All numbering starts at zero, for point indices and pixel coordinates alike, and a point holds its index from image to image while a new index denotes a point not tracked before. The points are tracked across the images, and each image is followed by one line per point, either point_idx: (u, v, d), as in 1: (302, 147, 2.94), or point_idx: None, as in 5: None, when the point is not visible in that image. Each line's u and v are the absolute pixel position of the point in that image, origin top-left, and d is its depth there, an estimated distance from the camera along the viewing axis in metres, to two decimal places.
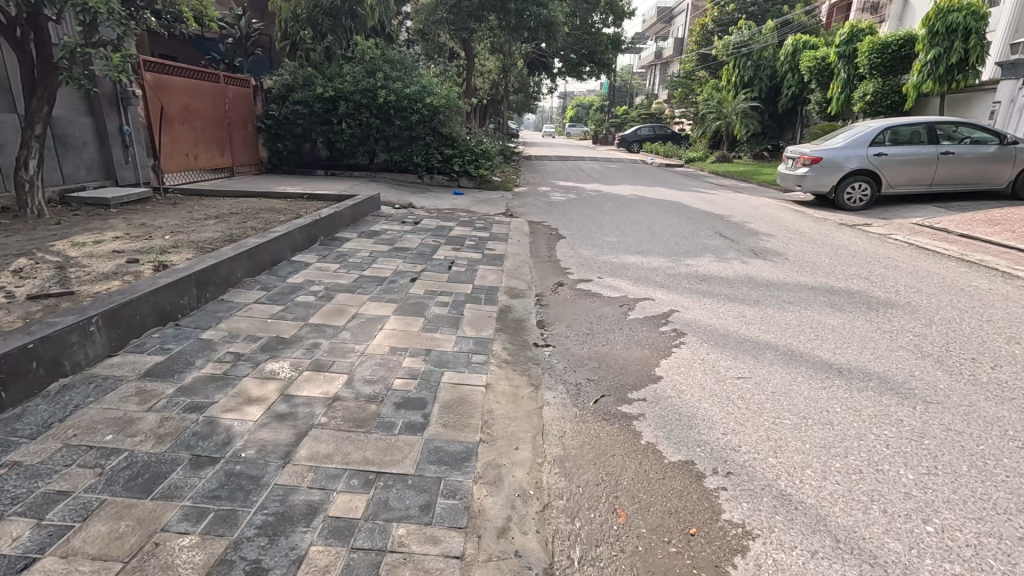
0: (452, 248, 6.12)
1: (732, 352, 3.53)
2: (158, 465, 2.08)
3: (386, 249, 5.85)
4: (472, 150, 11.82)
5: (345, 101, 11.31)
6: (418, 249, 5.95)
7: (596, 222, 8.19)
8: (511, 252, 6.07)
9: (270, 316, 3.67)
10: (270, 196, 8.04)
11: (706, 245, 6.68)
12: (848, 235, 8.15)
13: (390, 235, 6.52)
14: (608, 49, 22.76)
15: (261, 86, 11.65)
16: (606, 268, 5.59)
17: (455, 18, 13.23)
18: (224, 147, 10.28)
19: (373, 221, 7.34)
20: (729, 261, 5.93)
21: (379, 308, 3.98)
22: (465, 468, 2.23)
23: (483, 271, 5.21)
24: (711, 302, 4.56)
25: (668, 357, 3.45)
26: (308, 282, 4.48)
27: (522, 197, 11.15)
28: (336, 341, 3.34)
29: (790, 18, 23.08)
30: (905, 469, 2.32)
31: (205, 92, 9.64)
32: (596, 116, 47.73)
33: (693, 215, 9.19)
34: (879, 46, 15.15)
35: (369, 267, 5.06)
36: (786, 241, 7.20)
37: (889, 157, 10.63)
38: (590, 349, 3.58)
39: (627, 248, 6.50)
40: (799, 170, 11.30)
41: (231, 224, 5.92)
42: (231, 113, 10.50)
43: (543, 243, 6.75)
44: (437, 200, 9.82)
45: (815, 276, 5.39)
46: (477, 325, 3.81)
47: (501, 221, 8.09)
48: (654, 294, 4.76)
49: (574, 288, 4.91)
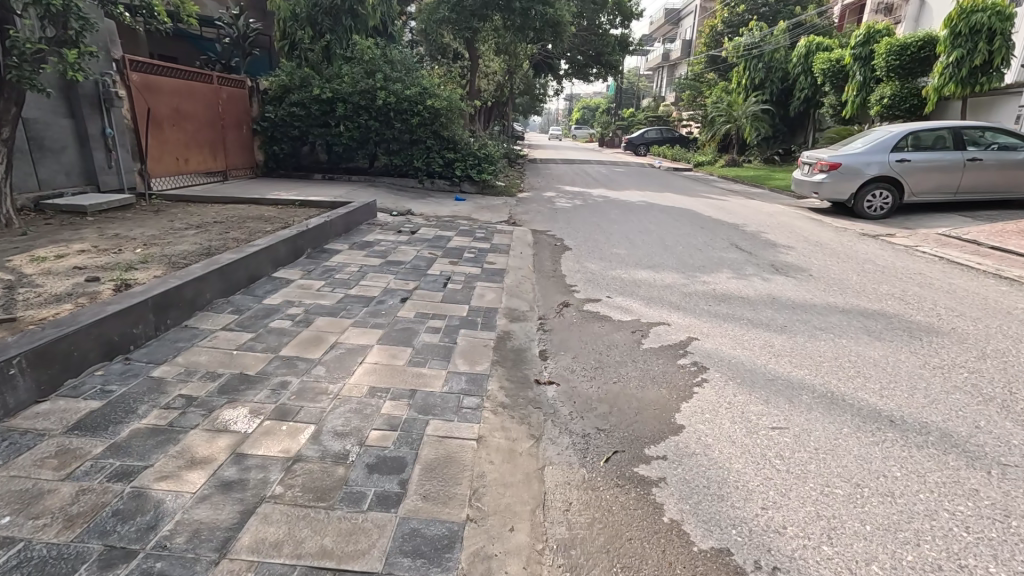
0: (449, 262, 5.69)
1: (763, 394, 3.07)
2: (57, 563, 1.66)
3: (378, 263, 5.44)
4: (475, 154, 11.39)
5: (343, 102, 10.91)
6: (412, 263, 5.53)
7: (604, 232, 7.74)
8: (513, 267, 5.63)
9: (237, 347, 3.25)
10: (260, 202, 7.66)
11: (722, 259, 6.21)
12: (872, 246, 7.67)
13: (383, 246, 6.10)
14: (615, 50, 22.36)
15: (259, 87, 11.28)
16: (615, 285, 5.14)
17: (458, 17, 12.81)
18: (217, 151, 9.92)
19: (368, 230, 6.93)
20: (749, 277, 5.47)
21: (362, 336, 3.55)
22: (445, 562, 1.79)
23: (481, 289, 4.78)
24: (732, 327, 4.11)
25: (689, 399, 3.00)
26: (286, 303, 4.06)
27: (527, 203, 10.72)
28: (308, 380, 2.92)
29: (803, 19, 22.55)
30: (995, 567, 1.85)
31: (197, 93, 9.26)
32: (603, 119, 47.27)
33: (705, 223, 8.72)
34: (898, 47, 14.66)
35: (357, 285, 4.64)
36: (808, 254, 6.72)
37: (912, 163, 10.13)
38: (598, 387, 3.14)
39: (637, 261, 6.05)
40: (816, 176, 10.80)
41: (213, 235, 5.53)
42: (224, 115, 10.12)
43: (548, 255, 6.31)
44: (437, 207, 9.40)
45: (846, 296, 4.92)
46: (471, 357, 3.37)
47: (503, 230, 7.67)
48: (669, 316, 4.31)
49: (580, 310, 4.46)
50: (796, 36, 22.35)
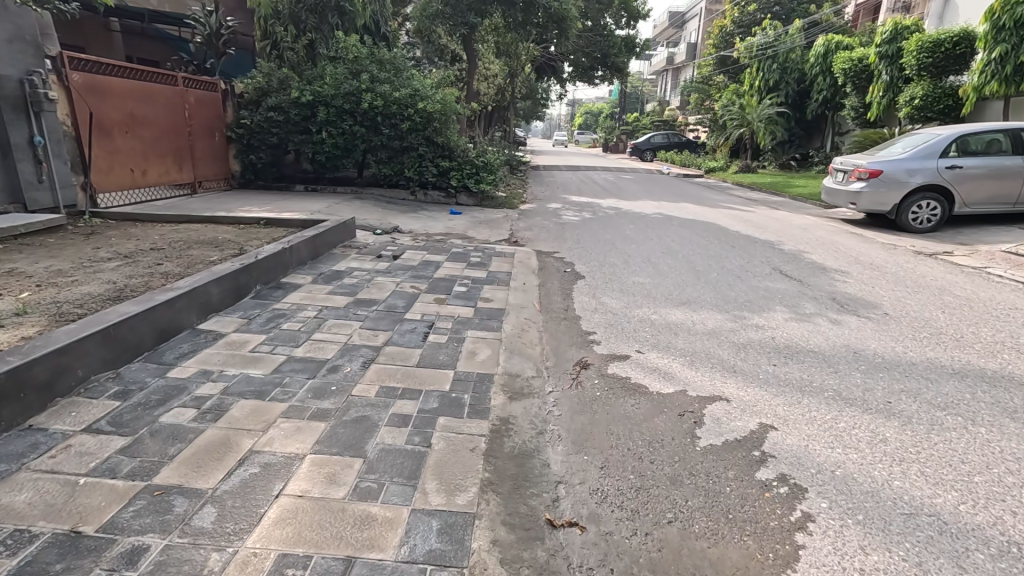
0: (434, 299, 4.57)
1: (908, 551, 1.93)
2: None
3: (344, 302, 4.33)
4: (473, 162, 10.32)
5: (325, 106, 9.85)
6: (388, 302, 4.41)
7: (621, 253, 6.65)
8: (514, 306, 4.52)
9: (92, 466, 2.13)
10: (220, 221, 6.60)
11: (770, 291, 5.10)
12: (935, 267, 6.55)
13: (355, 278, 5.00)
14: (621, 52, 21.26)
15: (234, 90, 10.22)
16: (644, 334, 4.04)
17: (453, 12, 11.74)
18: (183, 161, 8.86)
19: (341, 255, 5.83)
20: (811, 319, 4.34)
21: (294, 438, 2.43)
22: None
23: (472, 344, 3.66)
24: (815, 406, 2.98)
25: (796, 566, 1.87)
26: (201, 375, 2.93)
27: (530, 216, 9.67)
28: (177, 543, 1.79)
29: (818, 18, 21.50)
30: None
31: (159, 96, 8.25)
32: (607, 124, 46.40)
33: (735, 241, 7.61)
34: (930, 44, 13.66)
35: (308, 340, 3.52)
36: (868, 282, 5.60)
37: (963, 170, 9.03)
38: (647, 538, 2.00)
39: (666, 295, 4.94)
40: (852, 185, 9.68)
41: (139, 268, 4.44)
42: (192, 120, 9.06)
43: (557, 288, 5.21)
44: (428, 223, 8.34)
45: (948, 348, 3.78)
46: (450, 479, 2.23)
47: (504, 251, 6.59)
48: (726, 387, 3.18)
49: (604, 375, 3.34)
50: (811, 36, 21.25)
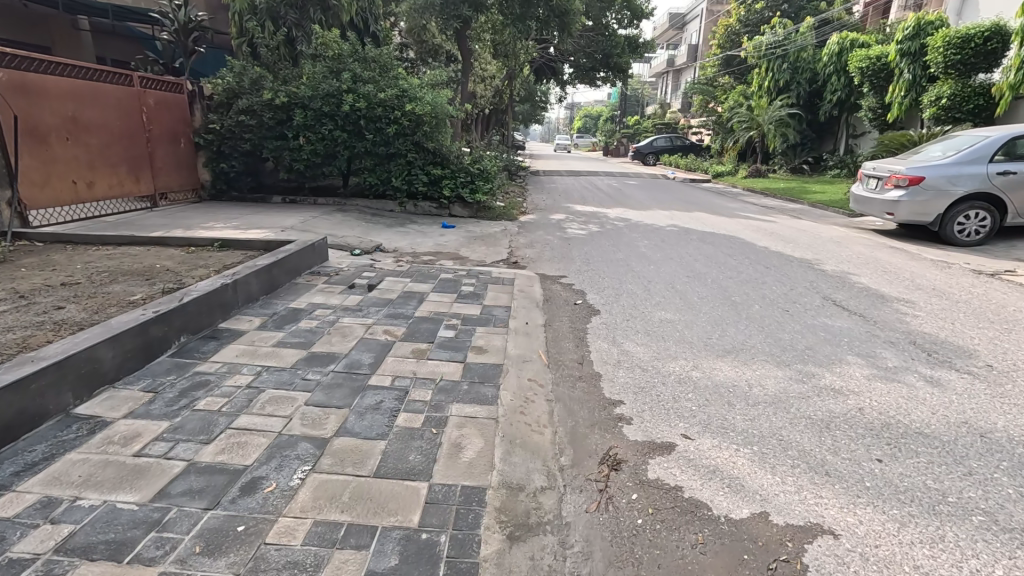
0: (412, 350, 3.57)
1: None
2: None
3: (291, 359, 3.32)
4: (468, 170, 9.30)
5: (302, 109, 8.86)
6: (351, 357, 3.40)
7: (640, 279, 5.64)
8: (516, 359, 3.53)
9: None
10: (168, 242, 5.61)
11: (834, 334, 4.10)
12: (1008, 292, 5.57)
13: (316, 321, 4.00)
14: (624, 51, 20.30)
15: (203, 92, 9.22)
16: (687, 405, 3.04)
17: (446, 4, 10.77)
18: (141, 171, 7.93)
19: (304, 287, 4.82)
20: (902, 379, 3.34)
21: None
22: None
23: (457, 429, 2.66)
24: (973, 551, 1.96)
25: None
26: (39, 508, 1.93)
27: (532, 230, 8.68)
28: None
29: (830, 15, 20.62)
30: None
31: (110, 98, 7.32)
32: (608, 128, 45.45)
33: (768, 261, 6.61)
34: (958, 40, 12.77)
35: (226, 430, 2.50)
36: (945, 316, 4.62)
37: (1015, 176, 8.14)
38: None
39: (705, 341, 3.95)
40: (888, 193, 8.67)
41: (30, 314, 3.45)
42: (151, 125, 8.11)
43: (568, 328, 4.22)
44: (417, 241, 7.35)
45: None
46: None
47: (502, 277, 5.59)
48: (825, 510, 2.17)
49: (645, 484, 2.34)
50: (824, 34, 20.32)
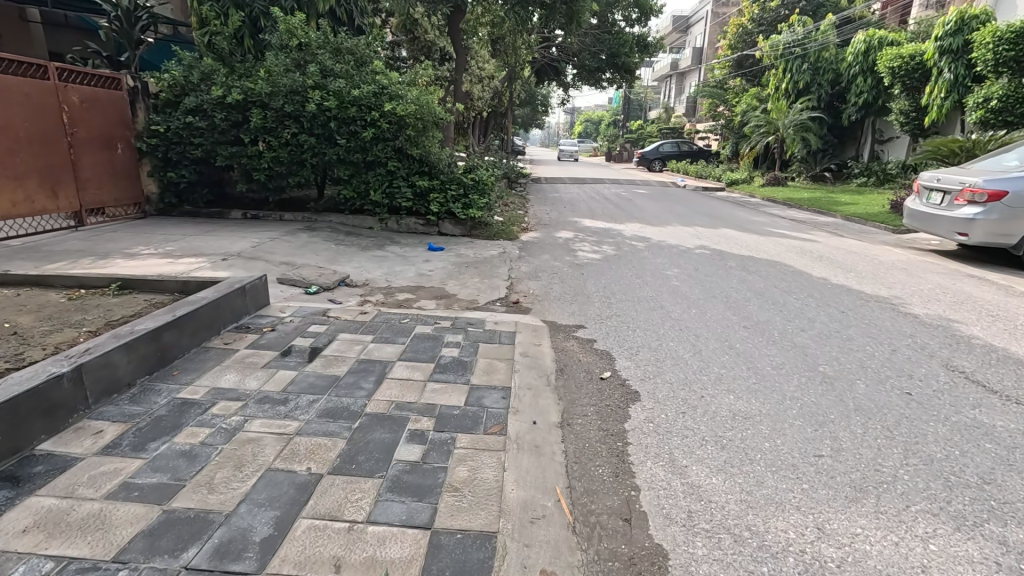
0: (344, 502, 2.12)
1: None
2: None
3: (124, 536, 1.88)
4: (460, 180, 7.84)
5: (261, 108, 7.46)
6: (232, 528, 1.94)
7: (684, 334, 4.18)
8: (516, 523, 2.07)
9: None
10: (52, 282, 4.19)
11: (1014, 450, 2.63)
12: None
13: (205, 432, 2.54)
14: (632, 51, 18.97)
15: (148, 88, 7.78)
16: None
17: None
18: (62, 183, 6.55)
19: (216, 357, 3.36)
20: None
21: None
22: None
23: None
24: None
25: None
26: None
27: (536, 253, 7.24)
28: None
29: (852, 13, 19.24)
30: None
31: (16, 93, 5.95)
32: (611, 132, 44.15)
33: (839, 300, 5.18)
34: (1010, 34, 11.38)
35: None
36: None
37: None
38: None
39: (817, 465, 2.50)
40: (960, 210, 7.25)
41: None
42: (77, 127, 6.72)
43: (597, 435, 2.76)
44: (394, 270, 5.91)
45: None
46: None
47: (499, 330, 4.13)
48: None
49: None
50: (846, 32, 18.95)
